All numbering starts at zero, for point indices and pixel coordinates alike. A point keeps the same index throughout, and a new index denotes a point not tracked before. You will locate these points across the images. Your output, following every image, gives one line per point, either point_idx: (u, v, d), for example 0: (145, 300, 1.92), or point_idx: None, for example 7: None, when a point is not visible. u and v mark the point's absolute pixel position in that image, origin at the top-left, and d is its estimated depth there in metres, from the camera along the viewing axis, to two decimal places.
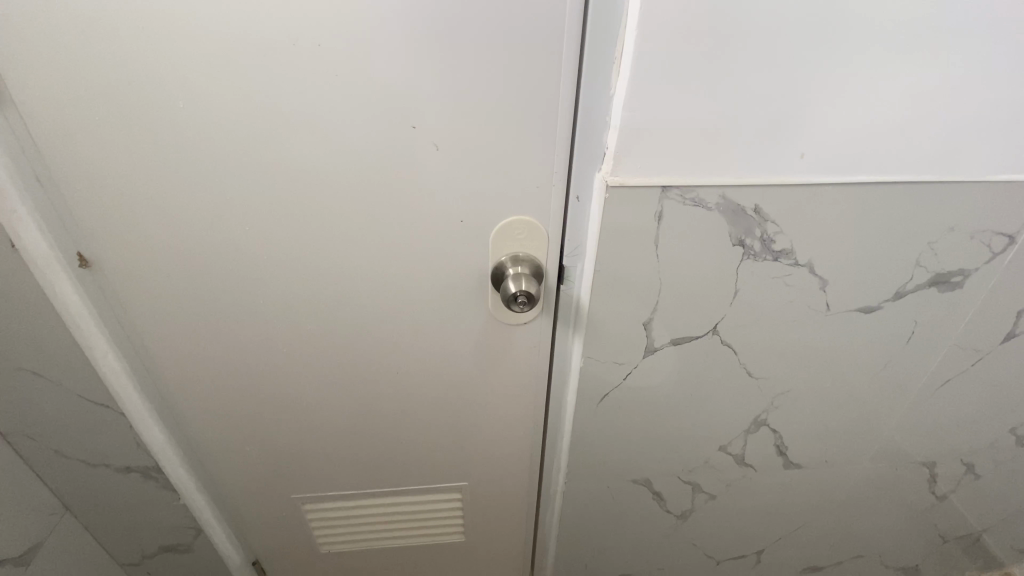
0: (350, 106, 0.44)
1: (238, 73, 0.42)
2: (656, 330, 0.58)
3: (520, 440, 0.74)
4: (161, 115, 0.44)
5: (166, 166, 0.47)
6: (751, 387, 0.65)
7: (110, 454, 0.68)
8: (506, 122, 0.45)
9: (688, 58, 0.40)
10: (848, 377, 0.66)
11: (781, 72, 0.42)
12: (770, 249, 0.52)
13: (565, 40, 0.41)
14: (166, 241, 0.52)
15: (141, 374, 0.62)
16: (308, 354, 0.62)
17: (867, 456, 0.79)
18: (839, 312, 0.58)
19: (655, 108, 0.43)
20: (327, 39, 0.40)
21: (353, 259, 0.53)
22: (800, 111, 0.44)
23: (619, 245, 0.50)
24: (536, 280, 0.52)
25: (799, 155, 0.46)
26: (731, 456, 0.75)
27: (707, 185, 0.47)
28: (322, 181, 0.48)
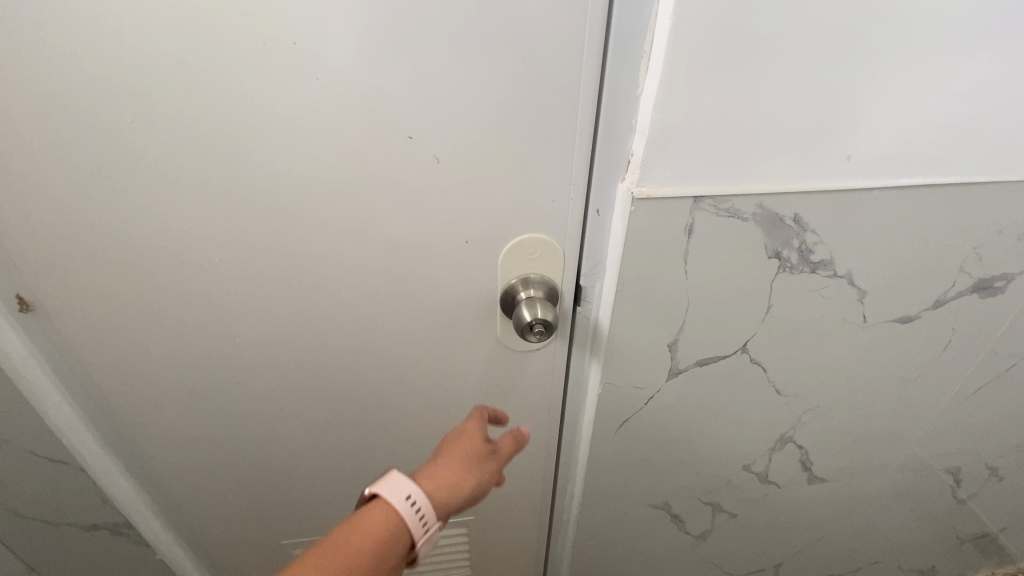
0: (337, 116, 0.38)
1: (197, 83, 0.35)
2: (682, 351, 0.53)
3: (530, 470, 0.69)
4: (107, 133, 0.37)
5: (118, 192, 0.40)
6: (779, 405, 0.61)
7: (73, 513, 0.60)
8: (517, 129, 0.39)
9: (729, 51, 0.35)
10: (880, 389, 0.62)
11: (830, 67, 0.37)
12: (808, 261, 0.47)
13: (588, 35, 0.35)
14: (123, 277, 0.45)
15: (103, 425, 0.55)
16: (296, 390, 0.56)
17: (893, 466, 0.75)
18: (877, 324, 0.54)
19: (691, 111, 0.37)
20: (305, 38, 0.34)
21: (345, 287, 0.48)
22: (848, 111, 0.39)
23: (644, 262, 0.45)
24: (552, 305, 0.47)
25: (845, 157, 0.41)
26: (755, 475, 0.71)
27: (745, 193, 0.42)
28: (305, 203, 0.42)
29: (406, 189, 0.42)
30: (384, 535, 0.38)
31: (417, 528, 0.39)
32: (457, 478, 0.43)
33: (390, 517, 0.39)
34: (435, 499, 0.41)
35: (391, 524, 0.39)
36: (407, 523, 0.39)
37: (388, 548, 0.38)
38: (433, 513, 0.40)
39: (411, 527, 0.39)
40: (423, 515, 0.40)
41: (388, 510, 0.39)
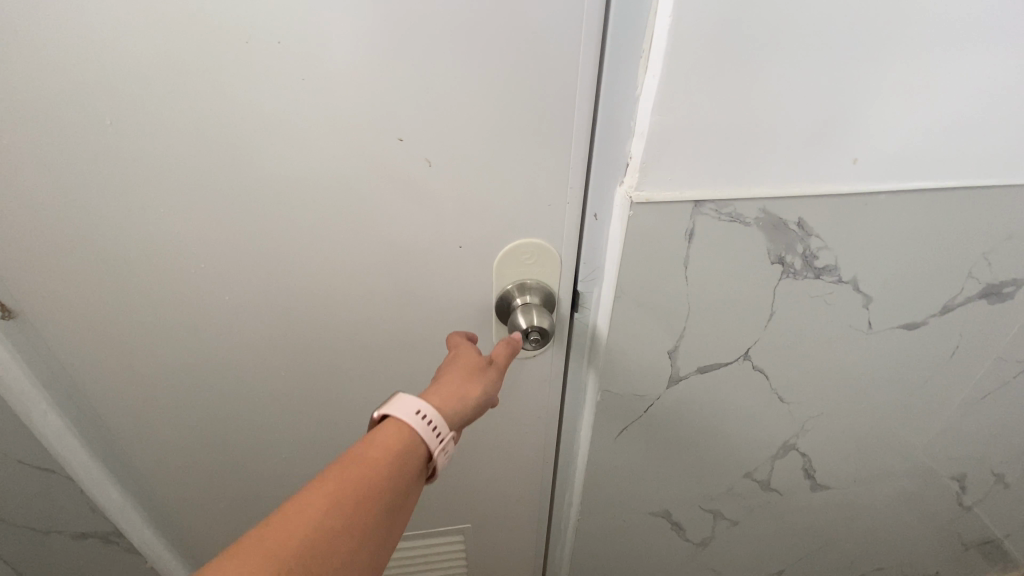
0: (326, 117, 0.36)
1: (179, 84, 0.34)
2: (683, 358, 0.51)
3: (527, 478, 0.68)
4: (88, 134, 0.36)
5: (102, 196, 0.39)
6: (782, 412, 0.59)
7: (61, 521, 0.59)
8: (512, 132, 0.38)
9: (732, 51, 0.34)
10: (884, 396, 0.60)
11: (836, 66, 0.36)
12: (812, 267, 0.46)
13: (584, 34, 0.34)
14: (108, 282, 0.44)
15: (90, 433, 0.54)
16: (287, 397, 0.54)
17: (897, 473, 0.74)
18: (882, 330, 0.52)
19: (691, 112, 0.36)
20: (291, 37, 0.33)
21: (337, 292, 0.46)
22: (855, 112, 0.38)
23: (643, 268, 0.44)
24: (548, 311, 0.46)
25: (851, 160, 0.40)
26: (757, 482, 0.69)
27: (747, 197, 0.41)
28: (293, 207, 0.41)
29: (398, 192, 0.40)
30: (401, 454, 0.34)
31: (433, 443, 0.35)
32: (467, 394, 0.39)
33: (406, 435, 0.35)
34: (450, 413, 0.37)
35: (408, 441, 0.35)
36: (422, 438, 0.35)
37: (407, 468, 0.34)
38: (448, 426, 0.36)
39: (427, 442, 0.35)
40: (437, 428, 0.36)
41: (402, 427, 0.35)
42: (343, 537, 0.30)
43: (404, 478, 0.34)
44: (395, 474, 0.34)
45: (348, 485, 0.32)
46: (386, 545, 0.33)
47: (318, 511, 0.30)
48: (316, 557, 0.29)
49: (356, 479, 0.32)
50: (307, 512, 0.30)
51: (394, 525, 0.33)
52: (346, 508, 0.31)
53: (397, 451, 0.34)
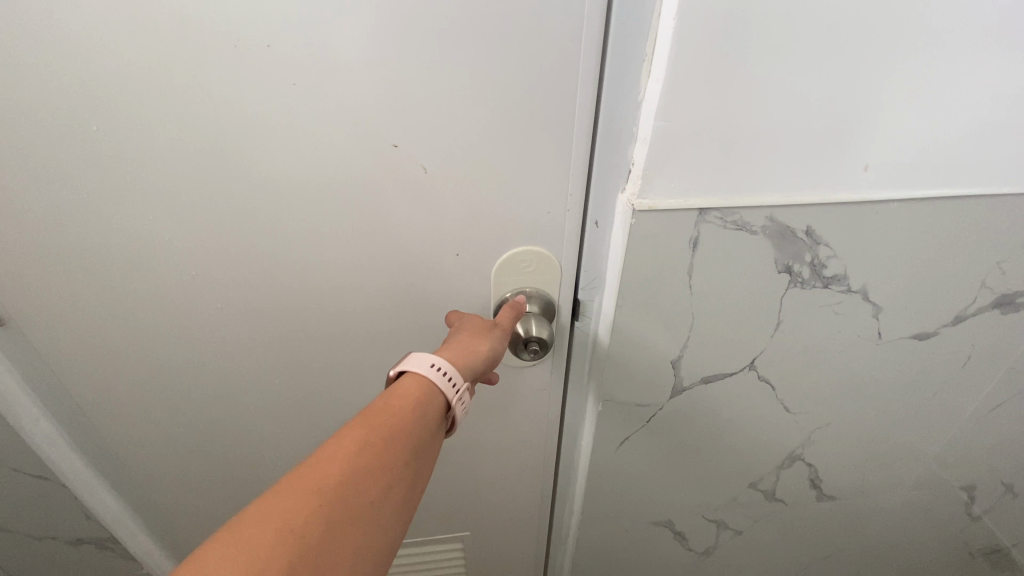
0: (320, 123, 0.36)
1: (167, 88, 0.34)
2: (686, 368, 0.50)
3: (527, 486, 0.66)
4: (77, 140, 0.35)
5: (90, 202, 0.38)
6: (788, 423, 0.58)
7: (56, 527, 0.59)
8: (510, 138, 0.37)
9: (739, 55, 0.33)
10: (894, 406, 0.59)
11: (846, 71, 0.34)
12: (820, 276, 0.45)
13: (585, 37, 0.33)
14: (99, 289, 0.43)
15: (84, 440, 0.53)
16: (284, 405, 0.54)
17: (906, 484, 0.72)
18: (893, 340, 0.51)
19: (696, 119, 0.35)
20: (282, 42, 0.32)
21: (333, 300, 0.46)
22: (867, 118, 0.37)
23: (646, 277, 0.43)
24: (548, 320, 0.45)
25: (862, 167, 0.39)
26: (761, 492, 0.68)
27: (754, 205, 0.39)
28: (286, 214, 0.40)
29: (394, 199, 0.39)
30: (420, 404, 0.36)
31: (451, 393, 0.37)
32: (478, 350, 0.40)
33: (424, 387, 0.36)
34: (465, 367, 0.38)
35: (427, 393, 0.36)
36: (440, 390, 0.37)
37: (427, 415, 0.36)
38: (463, 378, 0.38)
39: (445, 392, 0.36)
40: (453, 379, 0.37)
41: (420, 380, 0.37)
42: (374, 475, 0.32)
43: (425, 425, 0.35)
44: (417, 420, 0.35)
45: (373, 430, 0.33)
46: (414, 485, 0.34)
47: (348, 453, 0.32)
48: (350, 493, 0.31)
49: (379, 425, 0.34)
50: (337, 455, 0.32)
51: (419, 468, 0.35)
52: (373, 451, 0.33)
53: (416, 401, 0.36)
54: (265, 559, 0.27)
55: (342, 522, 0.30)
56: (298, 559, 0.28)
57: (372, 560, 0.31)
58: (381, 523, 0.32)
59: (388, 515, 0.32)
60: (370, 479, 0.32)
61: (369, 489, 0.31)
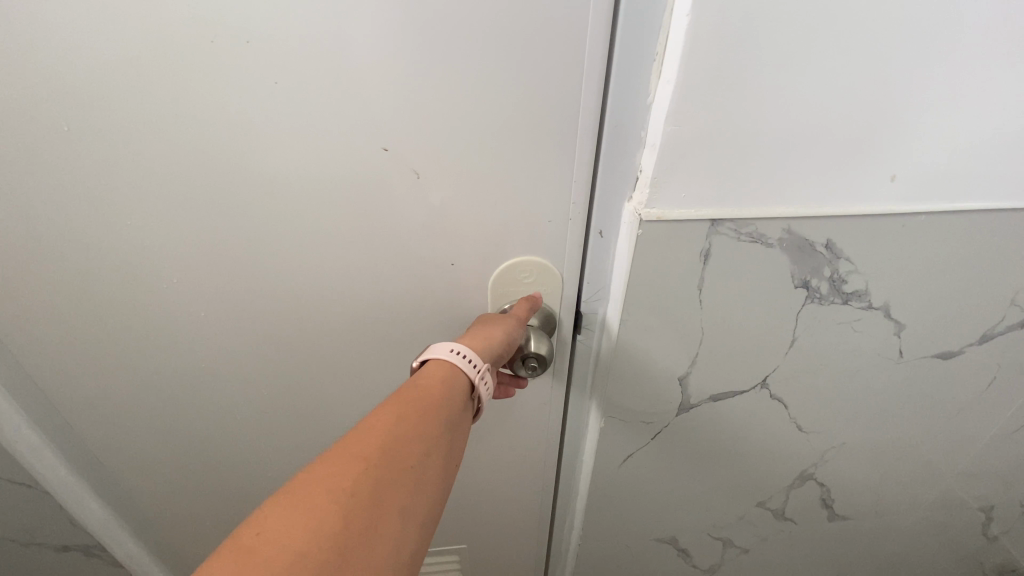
0: (307, 125, 0.33)
1: (141, 86, 0.31)
2: (694, 385, 0.48)
3: (526, 500, 0.64)
4: (49, 142, 0.33)
5: (64, 206, 0.36)
6: (800, 442, 0.55)
7: (42, 533, 0.57)
8: (509, 143, 0.35)
9: (759, 56, 0.30)
10: (912, 426, 0.56)
11: (875, 75, 0.32)
12: (839, 291, 0.42)
13: (590, 35, 0.30)
14: (78, 295, 0.41)
15: (68, 447, 0.52)
16: (273, 414, 0.52)
17: (921, 505, 0.69)
18: (913, 359, 0.48)
19: (710, 124, 0.32)
20: (266, 40, 0.30)
21: (324, 309, 0.43)
22: (895, 126, 0.34)
23: (652, 290, 0.40)
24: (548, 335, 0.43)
25: (889, 177, 0.36)
26: (770, 511, 0.65)
27: (770, 217, 0.37)
28: (273, 219, 0.38)
29: (386, 205, 0.37)
30: (448, 385, 0.35)
31: (473, 374, 0.35)
32: (496, 335, 0.38)
33: (449, 369, 0.35)
34: (486, 349, 0.37)
35: (452, 375, 0.35)
36: (463, 373, 0.35)
37: (454, 397, 0.34)
38: (484, 358, 0.36)
39: (468, 374, 0.35)
40: (474, 361, 0.36)
41: (444, 364, 0.36)
42: (415, 443, 0.30)
43: (455, 401, 0.34)
44: (447, 396, 0.34)
45: (406, 403, 0.32)
46: (452, 458, 0.33)
47: (387, 422, 0.31)
48: (396, 458, 0.29)
49: (412, 399, 0.33)
50: (376, 425, 0.30)
51: (456, 441, 0.33)
52: (412, 420, 0.31)
53: (443, 382, 0.35)
54: (324, 518, 0.25)
55: (392, 484, 0.28)
56: (355, 516, 0.26)
57: (423, 527, 0.29)
58: (427, 489, 0.30)
59: (432, 482, 0.30)
60: (413, 445, 0.30)
61: (413, 455, 0.30)
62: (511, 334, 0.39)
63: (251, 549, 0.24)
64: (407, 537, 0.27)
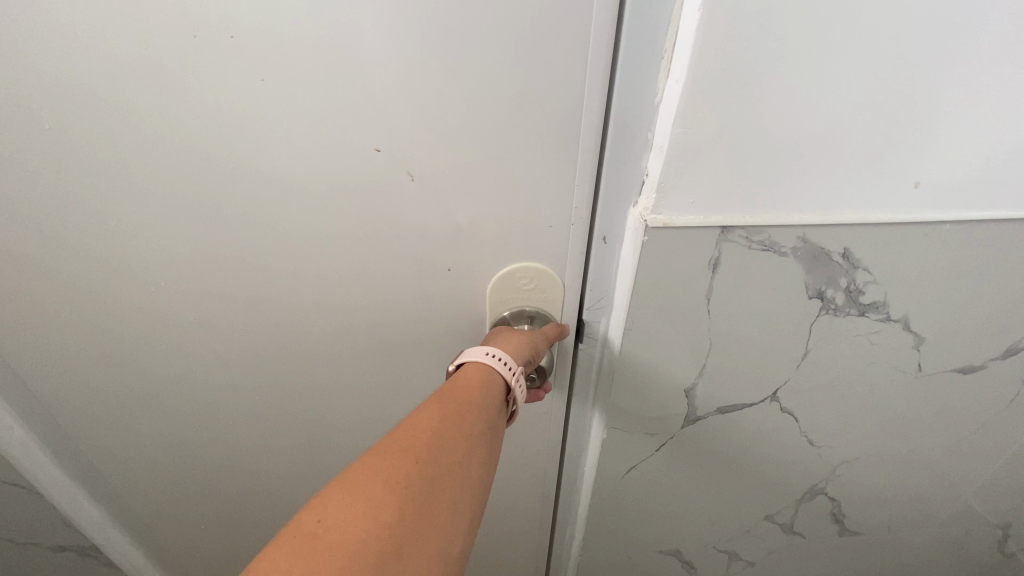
0: (298, 125, 0.32)
1: (124, 83, 0.30)
2: (701, 397, 0.46)
3: (527, 509, 0.63)
4: (32, 142, 0.32)
5: (50, 207, 0.35)
6: (811, 456, 0.53)
7: (38, 533, 0.57)
8: (509, 145, 0.33)
9: (775, 55, 0.28)
10: (929, 442, 0.54)
11: (900, 76, 0.30)
12: (856, 302, 0.40)
13: (593, 30, 0.29)
14: (67, 298, 0.40)
15: (62, 450, 0.51)
16: (267, 419, 0.50)
17: (936, 521, 0.67)
18: (932, 373, 0.46)
19: (721, 126, 0.30)
20: (250, 36, 0.28)
21: (318, 315, 0.42)
22: (920, 130, 0.32)
23: (658, 299, 0.39)
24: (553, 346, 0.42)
25: (911, 184, 0.34)
26: (778, 525, 0.63)
27: (784, 224, 0.35)
28: (264, 221, 0.36)
29: (380, 208, 0.36)
30: (485, 387, 0.34)
31: (508, 374, 0.35)
32: (525, 340, 0.38)
33: (485, 372, 0.35)
34: (517, 351, 0.37)
35: (487, 378, 0.35)
36: (498, 374, 0.35)
37: (491, 399, 0.34)
38: (518, 360, 0.36)
39: (503, 373, 0.35)
40: (508, 361, 0.35)
41: (479, 366, 0.35)
42: (461, 442, 0.30)
43: (491, 403, 0.34)
44: (483, 399, 0.34)
45: (448, 404, 0.32)
46: (493, 460, 0.32)
47: (432, 421, 0.30)
48: (442, 453, 0.29)
49: (453, 400, 0.32)
50: (421, 424, 0.30)
51: (495, 442, 0.33)
52: (456, 420, 0.31)
53: (480, 383, 0.34)
54: (381, 507, 0.25)
55: (441, 480, 0.28)
56: (411, 508, 0.26)
57: (470, 525, 0.28)
58: (473, 488, 0.29)
59: (477, 482, 0.30)
60: (458, 444, 0.30)
61: (459, 453, 0.30)
62: (537, 342, 0.38)
63: (314, 535, 0.23)
64: (456, 533, 0.27)
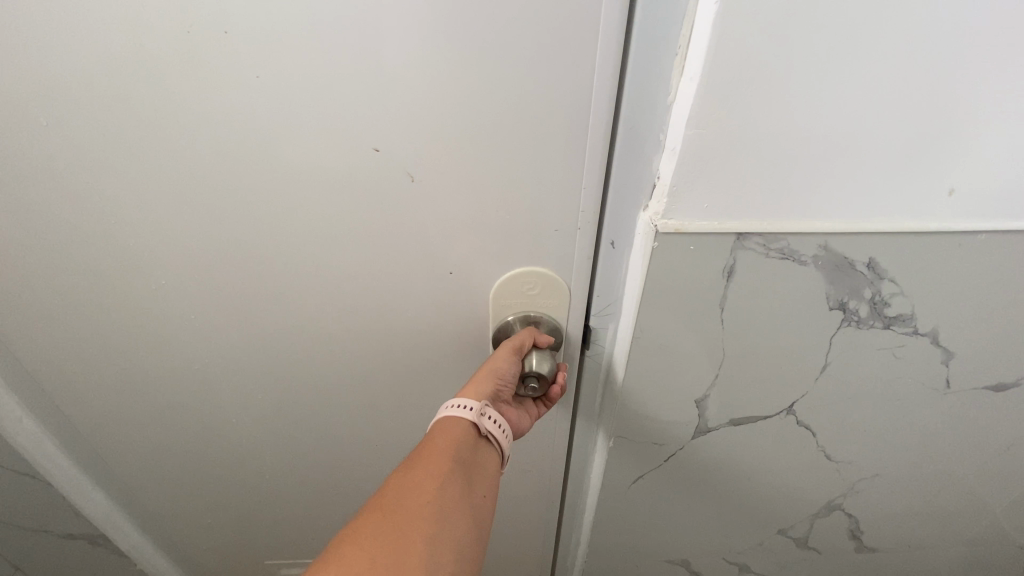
0: (296, 124, 0.31)
1: (118, 79, 0.29)
2: (713, 408, 0.44)
3: (532, 514, 0.61)
4: (27, 138, 0.32)
5: (48, 205, 0.35)
6: (828, 471, 0.51)
7: (48, 521, 0.58)
8: (513, 145, 0.32)
9: (798, 50, 0.26)
10: (955, 459, 0.51)
11: (937, 75, 0.27)
12: (880, 315, 0.38)
13: (603, 27, 0.27)
14: (67, 294, 0.40)
15: (69, 441, 0.52)
16: (268, 418, 0.50)
17: (961, 541, 0.64)
18: (961, 389, 0.44)
19: (739, 127, 0.28)
20: (245, 32, 0.27)
21: (318, 316, 0.41)
22: (958, 133, 0.29)
23: (666, 308, 0.37)
24: (541, 348, 0.40)
25: (945, 191, 0.32)
26: (792, 539, 0.61)
27: (806, 231, 0.33)
28: (262, 221, 0.35)
29: (380, 210, 0.35)
30: (462, 432, 0.38)
31: (473, 416, 0.37)
32: (488, 372, 0.38)
33: (458, 421, 0.38)
34: (480, 388, 0.38)
35: (459, 426, 0.38)
36: (465, 419, 0.38)
37: (461, 439, 0.38)
38: (481, 399, 0.38)
39: (468, 417, 0.37)
40: (469, 404, 0.38)
41: (446, 419, 0.38)
42: (428, 484, 0.35)
43: (461, 441, 0.37)
44: (452, 439, 0.37)
45: (415, 455, 0.37)
46: (474, 491, 0.36)
47: (399, 477, 0.35)
48: (410, 501, 0.34)
49: (420, 450, 0.37)
50: (392, 483, 0.35)
51: (474, 473, 0.37)
52: (422, 466, 0.35)
53: (453, 432, 0.37)
54: (356, 563, 0.30)
55: (411, 525, 0.32)
56: (383, 557, 0.30)
57: (450, 553, 0.32)
58: (448, 520, 0.34)
59: (453, 514, 0.34)
60: (424, 487, 0.34)
61: (425, 495, 0.34)
62: (502, 369, 0.38)
63: None
64: (434, 563, 0.31)
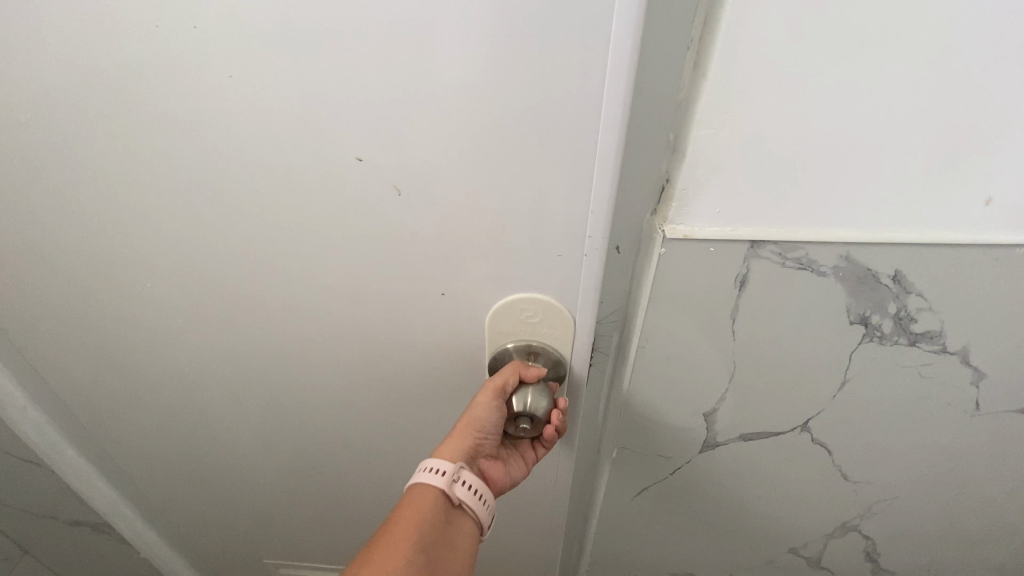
0: (275, 133, 0.28)
1: (93, 78, 0.27)
2: (722, 422, 0.42)
3: (532, 535, 0.59)
4: (11, 137, 0.31)
5: (37, 204, 0.34)
6: (844, 492, 0.49)
7: (55, 507, 0.59)
8: (511, 160, 0.28)
9: (820, 46, 0.24)
10: (983, 484, 0.48)
11: (978, 75, 0.25)
12: (905, 331, 0.35)
13: (613, 28, 0.23)
14: (62, 292, 0.39)
15: (75, 431, 0.52)
16: (263, 423, 0.49)
17: (987, 569, 0.60)
18: (991, 411, 0.41)
19: (754, 128, 0.27)
20: (217, 32, 0.25)
21: (308, 328, 0.39)
22: (999, 140, 0.27)
23: (675, 319, 0.35)
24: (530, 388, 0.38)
25: (981, 200, 0.29)
26: (804, 559, 0.58)
27: (825, 241, 0.31)
28: (245, 229, 0.33)
29: None
30: (433, 503, 0.38)
31: (445, 481, 0.38)
32: (466, 431, 0.39)
33: (429, 490, 0.38)
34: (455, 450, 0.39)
35: (430, 496, 0.38)
36: (437, 486, 0.38)
37: (427, 518, 0.37)
38: (455, 461, 0.38)
39: (440, 484, 0.37)
40: (442, 469, 0.38)
41: (417, 489, 0.38)
42: None
43: (427, 519, 0.37)
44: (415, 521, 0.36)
45: (372, 548, 0.36)
46: None
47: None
48: None
49: (379, 540, 0.36)
50: None
51: (438, 556, 0.36)
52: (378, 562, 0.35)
53: (421, 507, 0.37)
54: None
55: None
56: None
57: None
58: None
59: None
60: None
61: None
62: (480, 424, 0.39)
63: None
64: None
